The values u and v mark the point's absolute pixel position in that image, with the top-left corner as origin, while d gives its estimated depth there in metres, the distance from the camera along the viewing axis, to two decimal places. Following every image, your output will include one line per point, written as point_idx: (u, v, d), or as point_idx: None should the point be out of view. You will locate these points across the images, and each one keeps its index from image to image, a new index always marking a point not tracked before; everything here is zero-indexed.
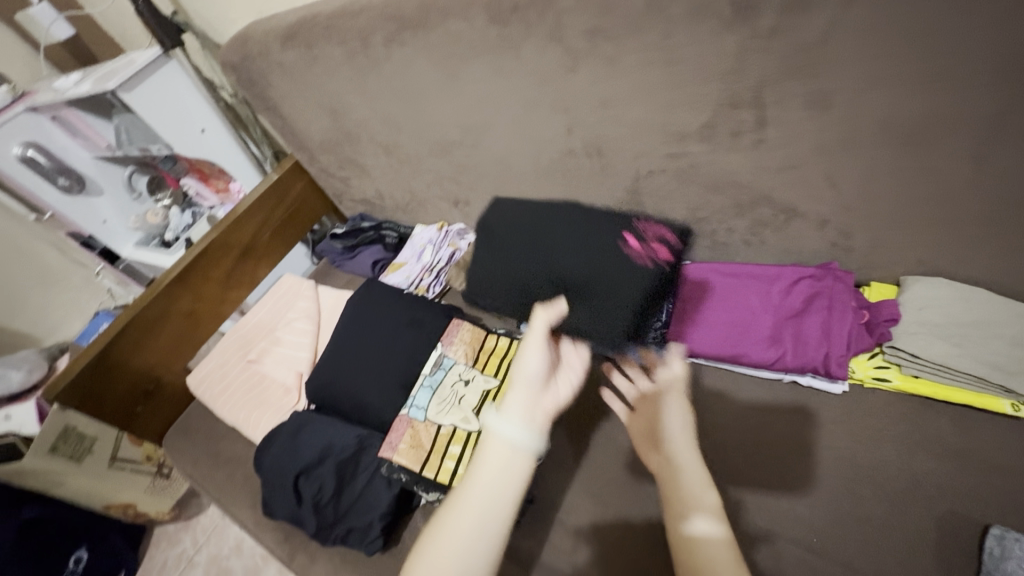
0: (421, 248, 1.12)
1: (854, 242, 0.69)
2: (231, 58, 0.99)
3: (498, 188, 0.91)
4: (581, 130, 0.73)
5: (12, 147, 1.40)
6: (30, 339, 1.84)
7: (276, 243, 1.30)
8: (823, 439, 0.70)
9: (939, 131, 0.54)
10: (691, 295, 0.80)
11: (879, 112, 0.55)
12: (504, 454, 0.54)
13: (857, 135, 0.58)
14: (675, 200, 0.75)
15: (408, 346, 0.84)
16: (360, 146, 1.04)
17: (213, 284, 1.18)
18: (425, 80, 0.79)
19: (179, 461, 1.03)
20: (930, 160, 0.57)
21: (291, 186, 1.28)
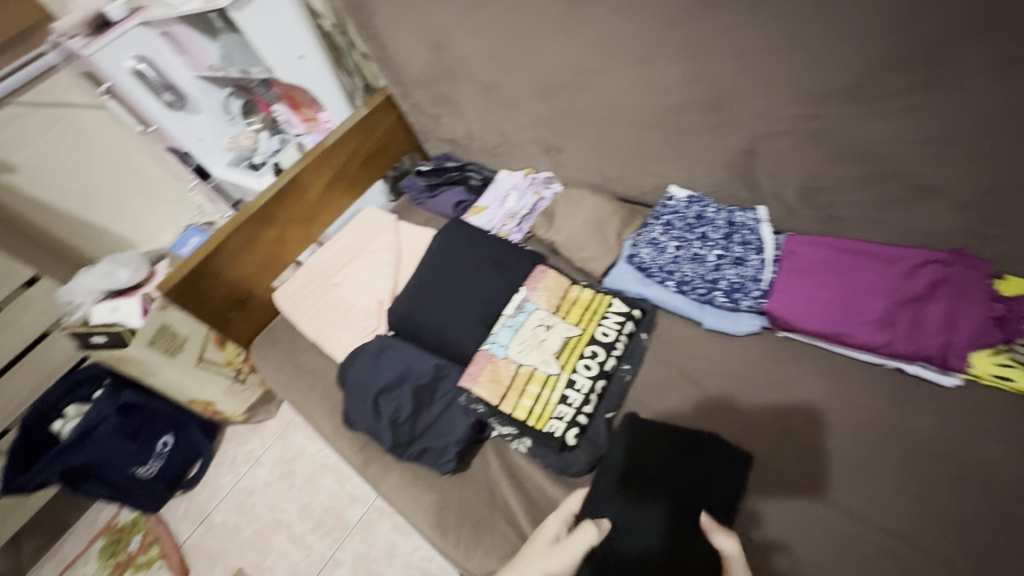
0: (505, 192, 1.12)
1: (999, 230, 0.61)
2: None
3: (599, 136, 0.89)
4: (703, 82, 0.69)
5: (126, 60, 1.49)
6: (131, 243, 2.00)
7: (362, 175, 1.34)
8: (928, 429, 0.63)
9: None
10: (789, 268, 0.71)
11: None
12: None
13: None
14: (794, 166, 0.70)
15: (493, 286, 0.88)
16: (458, 84, 1.03)
17: (304, 208, 1.23)
18: (541, 16, 0.77)
19: (267, 366, 1.13)
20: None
21: (382, 121, 1.30)
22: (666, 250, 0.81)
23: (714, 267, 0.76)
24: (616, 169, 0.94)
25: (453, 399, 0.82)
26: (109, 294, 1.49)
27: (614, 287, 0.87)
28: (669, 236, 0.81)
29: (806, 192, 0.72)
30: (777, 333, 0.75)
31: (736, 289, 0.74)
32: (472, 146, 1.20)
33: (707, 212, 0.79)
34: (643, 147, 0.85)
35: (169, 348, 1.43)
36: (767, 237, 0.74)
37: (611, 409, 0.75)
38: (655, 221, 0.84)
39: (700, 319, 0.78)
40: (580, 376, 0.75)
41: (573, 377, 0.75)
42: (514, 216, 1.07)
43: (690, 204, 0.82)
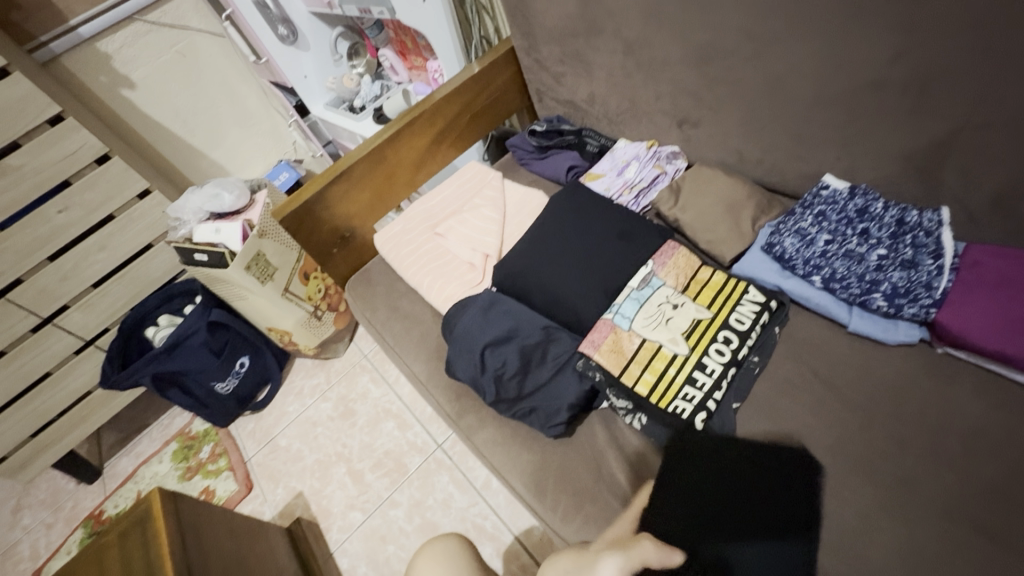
0: (623, 161, 1.07)
1: None
2: None
3: (751, 112, 0.83)
4: (910, 59, 0.62)
5: None
6: (225, 171, 2.07)
7: (471, 128, 1.31)
8: None
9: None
10: (964, 279, 0.65)
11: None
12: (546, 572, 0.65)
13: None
14: (996, 166, 0.63)
15: (617, 256, 0.85)
16: (597, 40, 0.98)
17: (413, 154, 1.22)
18: None
19: (362, 306, 1.15)
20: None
21: (499, 74, 1.27)
22: (815, 243, 0.75)
23: (875, 267, 0.70)
24: (759, 150, 0.87)
25: (564, 365, 0.80)
26: (213, 216, 1.55)
27: (745, 275, 0.82)
28: (820, 228, 0.75)
29: (1000, 198, 0.64)
30: (937, 348, 0.68)
31: (900, 294, 0.67)
32: (592, 111, 1.15)
33: (873, 207, 0.73)
34: (803, 128, 0.78)
35: (261, 275, 1.48)
36: (947, 240, 0.66)
37: (738, 398, 0.72)
38: (806, 211, 0.78)
39: (846, 321, 0.72)
40: (711, 360, 0.73)
41: (704, 360, 0.73)
42: (634, 186, 1.04)
43: (852, 196, 0.74)
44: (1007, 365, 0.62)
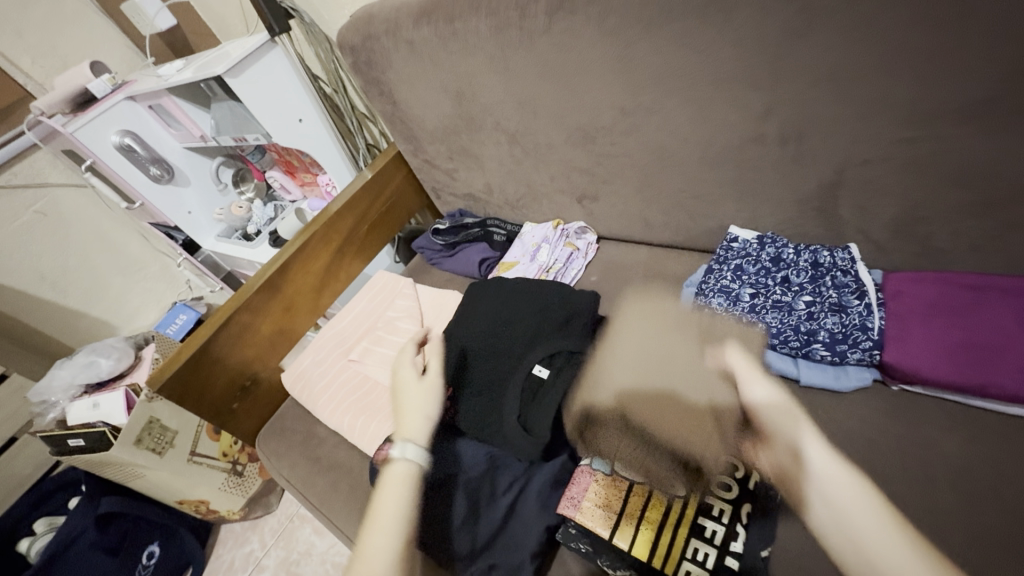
0: (533, 246, 1.04)
1: None
2: (352, 40, 0.95)
3: (644, 180, 0.83)
4: (780, 112, 0.63)
5: (111, 135, 1.40)
6: (109, 327, 1.83)
7: (372, 239, 1.24)
8: None
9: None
10: (897, 311, 0.62)
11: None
12: (393, 486, 0.67)
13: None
14: (886, 197, 0.63)
15: (543, 349, 0.77)
16: (480, 134, 0.97)
17: (311, 278, 1.12)
18: (587, 56, 0.71)
19: (277, 464, 0.98)
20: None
21: (391, 178, 1.23)
22: (740, 300, 0.72)
23: (806, 316, 0.67)
24: (661, 216, 0.87)
25: (517, 499, 0.68)
26: (88, 389, 1.34)
27: None
28: (741, 283, 0.73)
29: (899, 225, 0.65)
30: (892, 386, 0.64)
31: (840, 339, 0.64)
32: (492, 200, 1.13)
33: (785, 253, 0.72)
34: (699, 188, 0.78)
35: (158, 446, 1.25)
36: (864, 275, 0.65)
37: (764, 542, 0.57)
38: (723, 266, 0.76)
39: (796, 375, 0.67)
40: (708, 518, 0.58)
41: (701, 520, 0.58)
42: (553, 267, 0.98)
43: (762, 246, 0.73)
44: (973, 394, 0.57)
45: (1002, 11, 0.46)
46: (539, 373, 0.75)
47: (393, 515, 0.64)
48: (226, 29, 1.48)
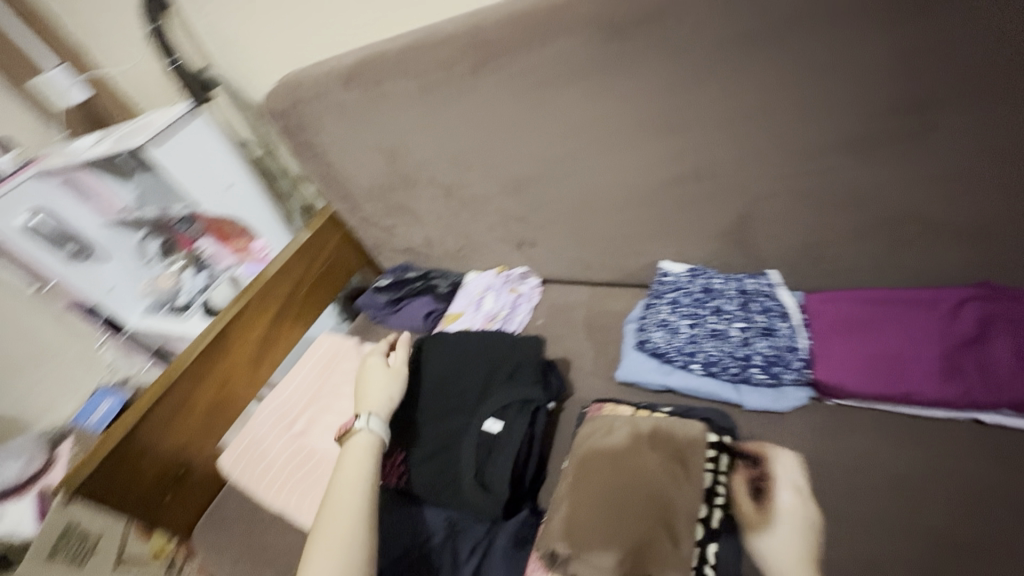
0: (479, 295, 1.03)
1: (1011, 257, 0.60)
2: (276, 106, 0.95)
3: (577, 224, 0.85)
4: (691, 155, 0.67)
5: (19, 215, 1.25)
6: (16, 425, 1.64)
7: (312, 304, 1.20)
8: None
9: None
10: (821, 329, 0.66)
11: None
12: (358, 453, 0.71)
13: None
14: (795, 225, 0.68)
15: (495, 400, 0.75)
16: (415, 190, 0.98)
17: (246, 352, 1.06)
18: (510, 113, 0.74)
19: (218, 560, 0.90)
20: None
21: (328, 240, 1.21)
22: (680, 331, 0.74)
23: (741, 342, 0.70)
24: (598, 257, 0.90)
25: (482, 563, 0.65)
26: None
27: (629, 378, 0.77)
28: (679, 314, 0.75)
29: (810, 249, 0.70)
30: (827, 402, 0.66)
31: (773, 362, 0.67)
32: (433, 253, 1.12)
33: (714, 283, 0.75)
34: (629, 228, 0.81)
35: None
36: (787, 300, 0.70)
37: None
38: (660, 301, 0.78)
39: (739, 401, 0.68)
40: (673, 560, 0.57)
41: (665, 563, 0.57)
42: (503, 315, 0.98)
43: (693, 278, 0.77)
44: (898, 402, 0.61)
45: None
46: (490, 426, 0.73)
47: (357, 479, 0.68)
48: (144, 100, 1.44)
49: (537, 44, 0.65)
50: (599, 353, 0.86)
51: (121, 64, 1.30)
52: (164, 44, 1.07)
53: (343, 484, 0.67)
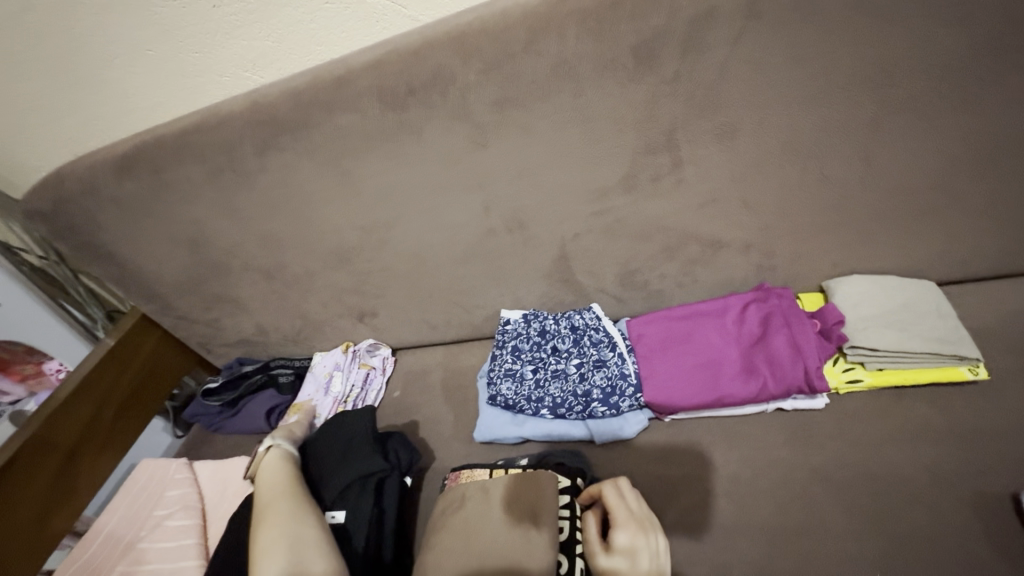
0: (326, 377, 0.94)
1: (776, 260, 0.70)
2: (37, 205, 0.80)
3: (413, 287, 0.83)
4: (498, 207, 0.69)
5: None
6: None
7: (127, 425, 1.00)
8: (825, 455, 0.61)
9: (848, 141, 0.58)
10: (643, 351, 0.70)
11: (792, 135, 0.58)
12: (272, 468, 0.71)
13: (775, 158, 0.60)
14: (606, 258, 0.73)
15: (339, 489, 0.69)
16: (232, 277, 0.88)
17: (32, 503, 0.84)
18: (313, 186, 0.71)
19: None
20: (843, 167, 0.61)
21: (140, 347, 1.03)
22: (525, 378, 0.74)
23: (580, 377, 0.72)
24: (441, 316, 0.88)
25: None
26: None
27: (486, 437, 0.74)
28: (522, 361, 0.75)
29: (624, 278, 0.75)
30: (665, 419, 0.69)
31: (611, 392, 0.69)
32: (270, 340, 1.02)
33: (548, 324, 0.77)
34: (463, 282, 0.81)
35: None
36: (612, 330, 0.74)
37: None
38: (503, 350, 0.78)
39: (590, 436, 0.69)
40: None
41: None
42: (356, 395, 0.90)
43: (529, 322, 0.78)
44: (716, 407, 0.65)
45: (616, 110, 0.57)
46: (331, 520, 0.66)
47: (276, 491, 0.66)
48: None
49: (322, 117, 0.63)
50: (458, 415, 0.83)
51: None
52: None
53: (266, 495, 0.66)
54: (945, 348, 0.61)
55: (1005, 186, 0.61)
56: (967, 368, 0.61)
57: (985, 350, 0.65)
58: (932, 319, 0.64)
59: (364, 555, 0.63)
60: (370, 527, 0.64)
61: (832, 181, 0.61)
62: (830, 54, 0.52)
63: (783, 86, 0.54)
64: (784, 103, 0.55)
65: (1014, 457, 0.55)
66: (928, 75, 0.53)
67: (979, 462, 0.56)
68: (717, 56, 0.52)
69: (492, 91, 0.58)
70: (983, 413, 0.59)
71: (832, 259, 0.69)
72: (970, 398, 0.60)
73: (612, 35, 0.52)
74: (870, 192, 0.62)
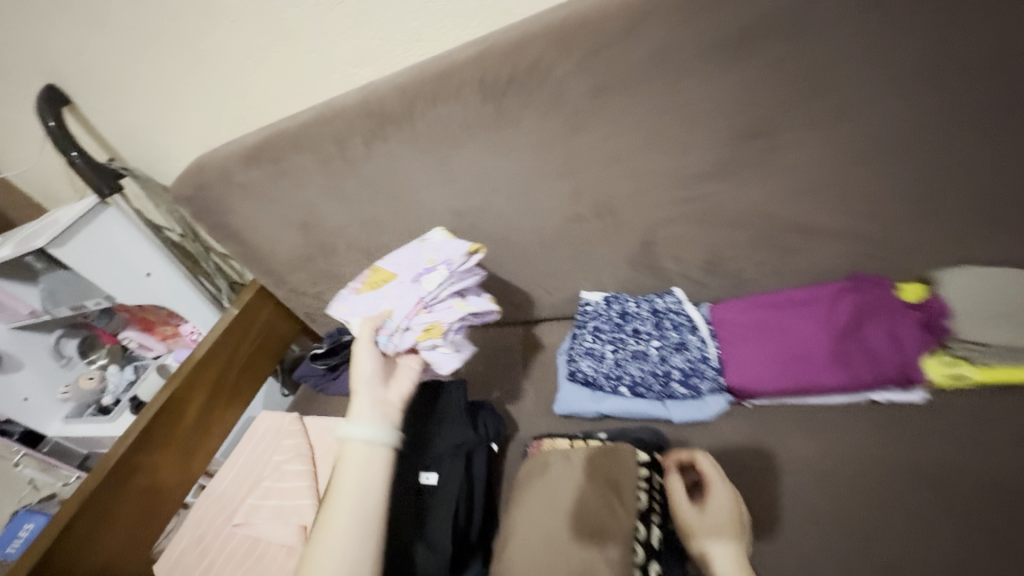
0: (421, 264, 0.74)
1: (875, 248, 0.67)
2: (184, 190, 0.93)
3: (497, 267, 0.88)
4: (586, 193, 0.72)
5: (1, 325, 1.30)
6: None
7: (247, 380, 1.14)
8: (919, 446, 0.60)
9: (960, 121, 0.56)
10: (730, 337, 0.71)
11: (898, 117, 0.57)
12: (360, 452, 0.63)
13: (878, 140, 0.59)
14: (691, 245, 0.74)
15: (433, 450, 0.72)
16: (337, 256, 0.99)
17: (178, 441, 1.01)
18: (414, 173, 0.77)
19: None
20: (954, 149, 0.58)
21: (258, 312, 1.17)
22: (605, 358, 0.77)
23: (659, 359, 0.74)
24: (522, 296, 0.92)
25: None
26: None
27: (567, 412, 0.78)
28: (602, 342, 0.79)
29: (708, 264, 0.75)
30: (746, 404, 0.70)
31: (691, 374, 0.72)
32: None
33: (629, 307, 0.79)
34: (545, 265, 0.85)
35: None
36: (693, 313, 0.75)
37: None
38: (583, 330, 0.81)
39: (669, 416, 0.72)
40: None
41: None
42: (457, 311, 0.73)
43: (609, 304, 0.81)
44: (802, 394, 0.66)
45: (710, 97, 0.58)
46: (426, 481, 0.70)
47: (362, 506, 0.60)
48: (46, 194, 1.37)
49: (426, 109, 0.69)
50: (539, 390, 0.88)
51: (22, 163, 1.27)
52: (60, 139, 1.01)
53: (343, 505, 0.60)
54: None
55: None
56: None
57: None
58: None
59: (458, 517, 0.67)
60: (460, 494, 0.68)
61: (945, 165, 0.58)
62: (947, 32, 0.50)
63: (889, 66, 0.53)
64: (893, 84, 0.54)
65: None
66: None
67: None
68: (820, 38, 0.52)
69: (587, 82, 0.60)
70: None
71: (940, 249, 0.66)
72: None
73: (710, 22, 0.53)
74: (988, 176, 0.59)
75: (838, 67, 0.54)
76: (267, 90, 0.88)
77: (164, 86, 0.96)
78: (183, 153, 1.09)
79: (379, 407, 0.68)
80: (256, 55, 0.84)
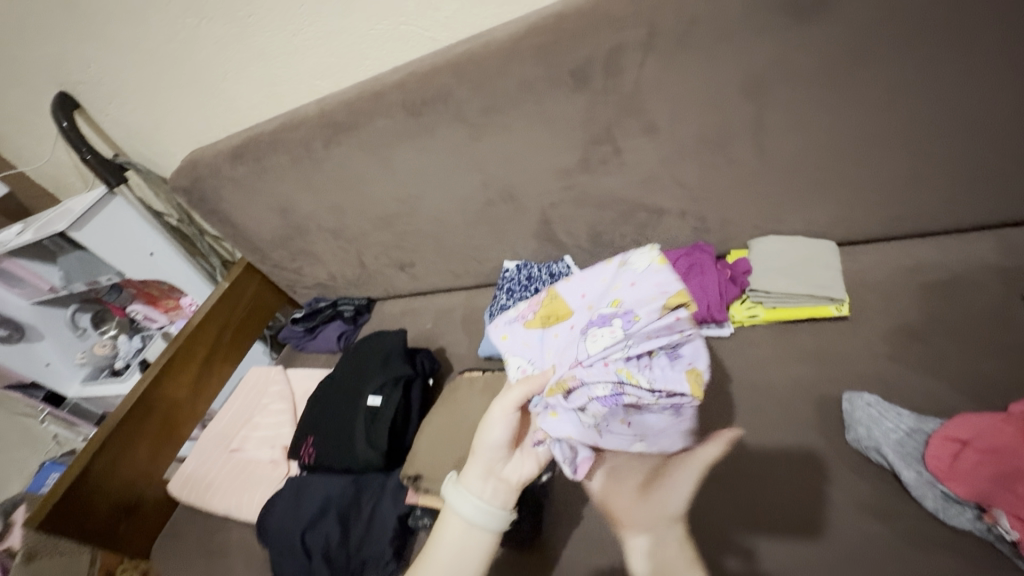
0: (594, 315, 0.74)
1: (708, 224, 0.89)
2: (181, 183, 1.14)
3: (438, 242, 1.09)
4: (493, 184, 0.93)
5: (23, 300, 1.50)
6: None
7: (240, 340, 1.36)
8: (724, 370, 0.82)
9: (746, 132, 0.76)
10: None
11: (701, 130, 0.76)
12: (462, 520, 0.66)
13: (691, 147, 0.78)
14: (578, 222, 0.95)
15: (378, 381, 0.95)
16: (310, 236, 1.20)
17: (184, 389, 1.23)
18: (362, 168, 0.98)
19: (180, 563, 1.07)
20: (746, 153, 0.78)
21: (245, 287, 1.38)
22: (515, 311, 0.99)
23: None
24: (460, 266, 1.14)
25: (375, 505, 0.84)
26: None
27: (486, 352, 1.01)
28: (513, 299, 1.00)
29: (594, 237, 0.97)
30: None
31: None
32: (338, 284, 1.33)
33: (533, 273, 1.01)
34: (473, 240, 1.06)
35: None
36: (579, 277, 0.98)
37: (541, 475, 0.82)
38: (501, 291, 1.03)
39: None
40: None
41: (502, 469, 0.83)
42: (617, 373, 0.65)
43: (520, 270, 1.03)
44: None
45: (566, 114, 0.78)
46: (371, 402, 0.93)
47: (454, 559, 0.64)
48: (60, 185, 1.58)
49: (366, 121, 0.89)
50: (471, 340, 1.10)
51: (39, 159, 1.46)
52: (75, 139, 1.21)
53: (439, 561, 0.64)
54: (819, 290, 0.79)
55: (883, 168, 0.74)
56: (833, 306, 0.79)
57: (864, 296, 0.81)
58: (820, 269, 0.81)
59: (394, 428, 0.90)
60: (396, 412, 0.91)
61: (742, 165, 0.79)
62: (717, 71, 0.69)
63: (685, 94, 0.72)
64: (693, 107, 0.73)
65: (855, 374, 0.74)
66: (803, 83, 0.68)
67: (830, 379, 0.75)
68: (631, 75, 0.71)
69: (480, 102, 0.81)
70: (846, 342, 0.78)
71: (755, 225, 0.86)
72: (841, 331, 0.79)
73: (555, 61, 0.73)
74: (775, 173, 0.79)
75: (650, 95, 0.73)
76: (246, 99, 1.08)
77: (163, 96, 1.15)
78: (178, 149, 1.29)
79: (493, 473, 0.68)
80: (235, 72, 1.04)
